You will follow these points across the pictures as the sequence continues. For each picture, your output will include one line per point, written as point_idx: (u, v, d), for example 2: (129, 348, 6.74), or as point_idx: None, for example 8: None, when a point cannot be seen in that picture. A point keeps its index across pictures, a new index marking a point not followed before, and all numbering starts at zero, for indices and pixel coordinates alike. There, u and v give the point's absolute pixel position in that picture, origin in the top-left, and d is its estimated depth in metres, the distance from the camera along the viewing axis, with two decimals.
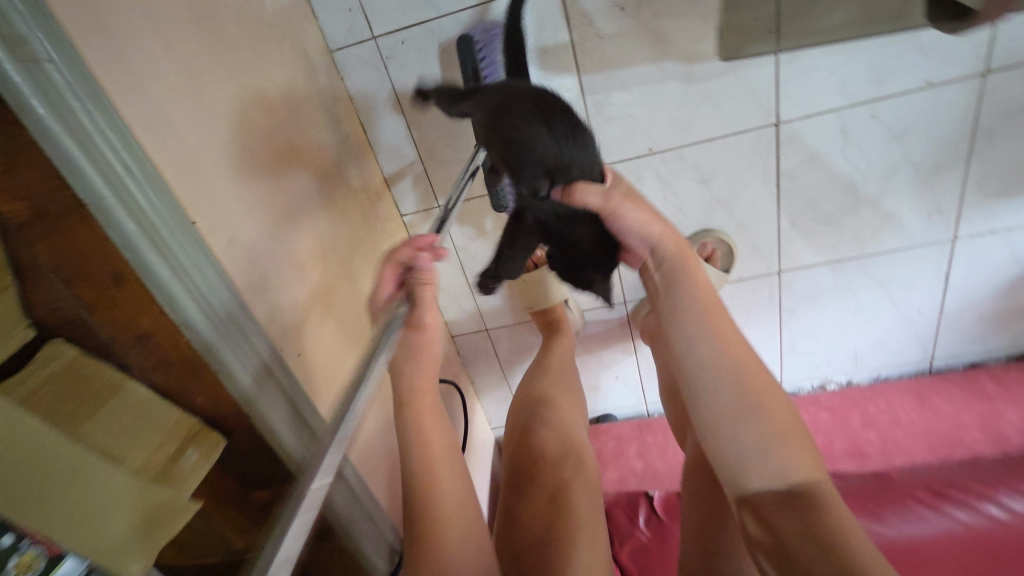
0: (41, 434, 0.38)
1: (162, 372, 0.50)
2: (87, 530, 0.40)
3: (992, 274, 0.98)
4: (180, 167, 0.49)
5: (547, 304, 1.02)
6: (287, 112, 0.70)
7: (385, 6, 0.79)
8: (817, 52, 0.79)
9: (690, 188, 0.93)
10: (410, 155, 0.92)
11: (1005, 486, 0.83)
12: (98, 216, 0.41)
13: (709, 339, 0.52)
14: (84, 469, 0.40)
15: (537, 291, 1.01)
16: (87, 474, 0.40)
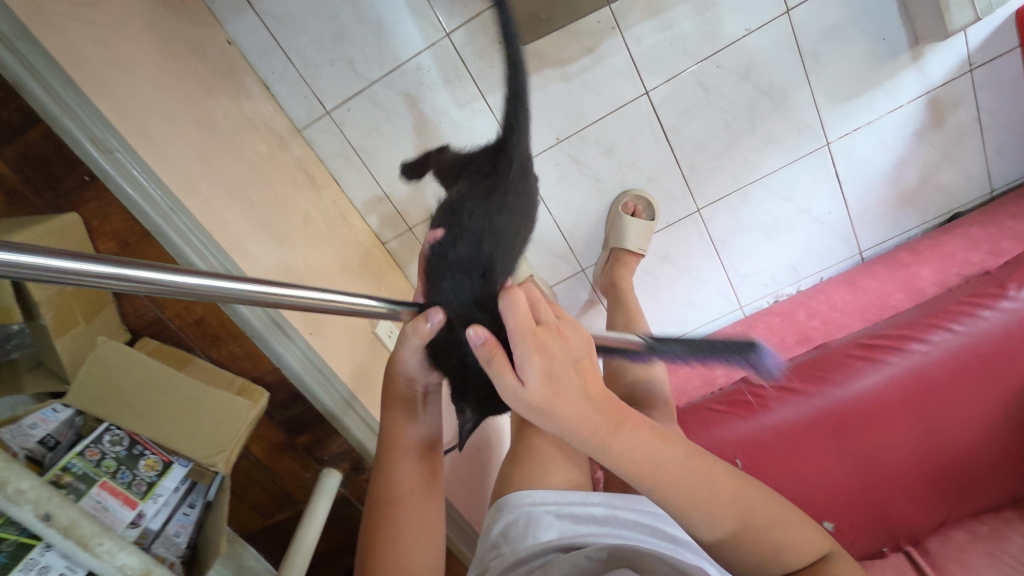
0: (142, 361, 0.58)
1: (218, 348, 0.70)
2: (183, 428, 0.59)
3: (873, 164, 1.16)
4: (201, 207, 0.74)
5: None
6: (273, 173, 0.96)
7: (331, 87, 1.07)
8: (654, 31, 1.03)
9: (600, 160, 1.15)
10: (376, 193, 1.17)
11: (920, 326, 0.99)
12: (159, 237, 0.65)
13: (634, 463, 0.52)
14: (176, 385, 0.59)
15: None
16: (178, 389, 0.59)
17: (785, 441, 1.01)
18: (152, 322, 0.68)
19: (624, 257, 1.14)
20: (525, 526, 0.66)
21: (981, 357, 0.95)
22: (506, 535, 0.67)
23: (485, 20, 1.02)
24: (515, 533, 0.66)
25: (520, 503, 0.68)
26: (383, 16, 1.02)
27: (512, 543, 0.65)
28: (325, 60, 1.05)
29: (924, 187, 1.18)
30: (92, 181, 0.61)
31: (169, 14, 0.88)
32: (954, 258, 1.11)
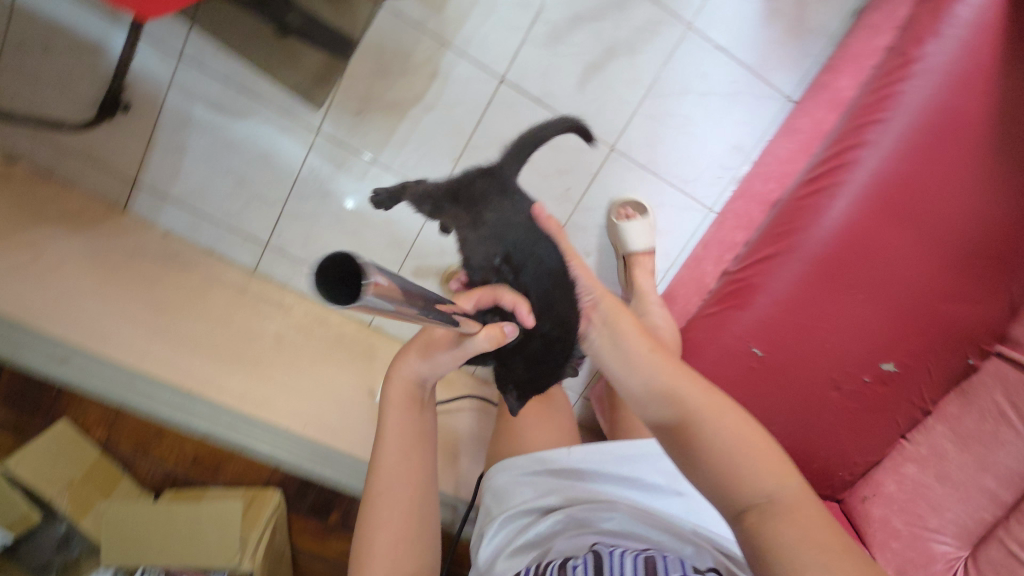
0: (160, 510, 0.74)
1: (223, 473, 0.81)
2: (209, 546, 0.73)
3: (744, 17, 1.14)
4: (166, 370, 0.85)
5: None
6: (235, 315, 1.09)
7: (258, 224, 1.22)
8: (476, 27, 1.10)
9: (500, 155, 1.21)
10: (339, 286, 1.28)
11: (855, 133, 0.91)
12: (134, 408, 0.76)
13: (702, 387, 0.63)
14: (193, 513, 0.74)
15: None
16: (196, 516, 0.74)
17: (789, 311, 0.97)
18: (164, 477, 0.80)
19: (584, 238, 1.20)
20: (506, 489, 0.81)
21: (930, 129, 0.87)
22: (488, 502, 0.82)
23: (339, 103, 1.13)
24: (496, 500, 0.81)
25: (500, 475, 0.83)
26: (263, 147, 1.16)
27: (497, 504, 0.80)
28: (242, 206, 1.20)
29: (808, 6, 1.14)
30: (62, 392, 0.75)
31: (103, 239, 1.06)
32: (866, 52, 1.05)
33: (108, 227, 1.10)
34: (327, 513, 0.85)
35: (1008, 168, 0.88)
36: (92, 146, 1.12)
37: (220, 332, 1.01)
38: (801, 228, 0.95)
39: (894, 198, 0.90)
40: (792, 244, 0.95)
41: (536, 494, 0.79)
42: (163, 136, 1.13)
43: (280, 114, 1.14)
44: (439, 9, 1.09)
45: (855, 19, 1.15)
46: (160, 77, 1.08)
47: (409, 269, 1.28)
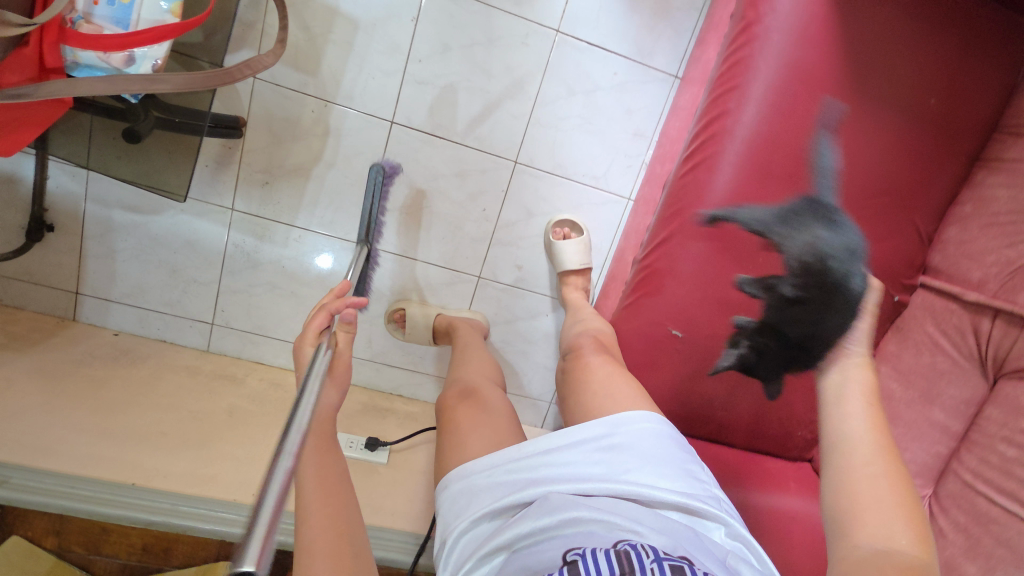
0: None
1: (173, 555, 0.85)
2: None
3: (609, 11, 1.16)
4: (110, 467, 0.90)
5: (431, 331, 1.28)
6: (186, 396, 1.13)
7: (200, 305, 1.27)
8: (355, 79, 1.15)
9: (410, 192, 1.24)
10: (290, 347, 1.32)
11: (720, 105, 0.92)
12: (74, 511, 0.82)
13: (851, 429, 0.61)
14: None
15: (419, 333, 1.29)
16: None
17: (699, 288, 0.96)
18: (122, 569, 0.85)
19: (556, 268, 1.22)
20: (462, 497, 0.70)
21: (786, 85, 0.88)
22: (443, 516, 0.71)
23: (246, 177, 1.19)
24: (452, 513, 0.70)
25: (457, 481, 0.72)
26: (187, 234, 1.22)
27: (453, 517, 0.69)
28: (181, 293, 1.26)
29: None
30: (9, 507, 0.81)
31: (52, 352, 1.13)
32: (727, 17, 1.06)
33: (57, 339, 1.17)
34: None
35: (869, 107, 0.89)
36: (30, 268, 1.20)
37: (170, 416, 1.06)
38: (692, 205, 0.95)
39: (771, 155, 0.91)
40: (688, 222, 0.96)
41: (496, 502, 0.67)
42: (92, 244, 1.20)
43: (194, 200, 1.20)
44: (316, 71, 1.14)
45: None
46: (76, 192, 1.16)
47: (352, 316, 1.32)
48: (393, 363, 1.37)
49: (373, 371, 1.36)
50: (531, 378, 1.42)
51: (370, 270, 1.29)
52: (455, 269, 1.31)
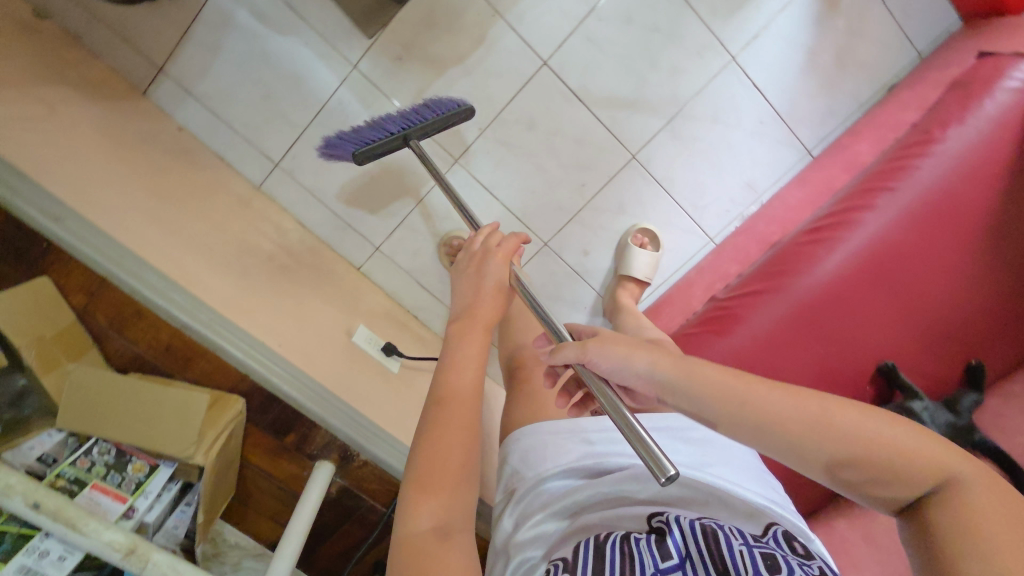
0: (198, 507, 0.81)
1: (191, 368, 0.80)
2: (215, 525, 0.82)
3: (787, 64, 1.17)
4: (155, 254, 0.85)
5: None
6: (233, 222, 1.09)
7: (273, 142, 1.21)
8: (533, 5, 1.12)
9: (525, 135, 1.23)
10: (339, 223, 1.28)
11: (864, 196, 0.97)
12: (115, 280, 0.75)
13: (790, 428, 0.53)
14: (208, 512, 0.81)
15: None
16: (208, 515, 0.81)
17: (769, 348, 0.97)
18: (133, 358, 0.79)
19: (625, 281, 1.29)
20: (541, 450, 0.85)
21: (929, 207, 0.94)
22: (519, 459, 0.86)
23: (383, 44, 1.14)
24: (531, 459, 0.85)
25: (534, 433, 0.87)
26: (298, 67, 1.15)
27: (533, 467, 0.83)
28: (261, 121, 1.19)
29: (847, 69, 1.18)
30: (50, 246, 0.72)
31: (118, 115, 1.05)
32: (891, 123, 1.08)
33: (125, 105, 1.09)
34: (285, 434, 0.85)
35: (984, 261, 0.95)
36: (123, 22, 1.10)
37: (216, 233, 1.01)
38: (794, 270, 0.99)
39: (885, 259, 0.96)
40: (784, 283, 0.99)
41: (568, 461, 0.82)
42: (200, 29, 1.11)
43: (321, 39, 1.13)
44: None
45: (886, 91, 1.20)
46: None
47: (411, 223, 1.30)
48: (426, 284, 1.35)
49: (404, 283, 1.34)
50: None
51: (451, 190, 1.27)
52: (527, 226, 1.31)
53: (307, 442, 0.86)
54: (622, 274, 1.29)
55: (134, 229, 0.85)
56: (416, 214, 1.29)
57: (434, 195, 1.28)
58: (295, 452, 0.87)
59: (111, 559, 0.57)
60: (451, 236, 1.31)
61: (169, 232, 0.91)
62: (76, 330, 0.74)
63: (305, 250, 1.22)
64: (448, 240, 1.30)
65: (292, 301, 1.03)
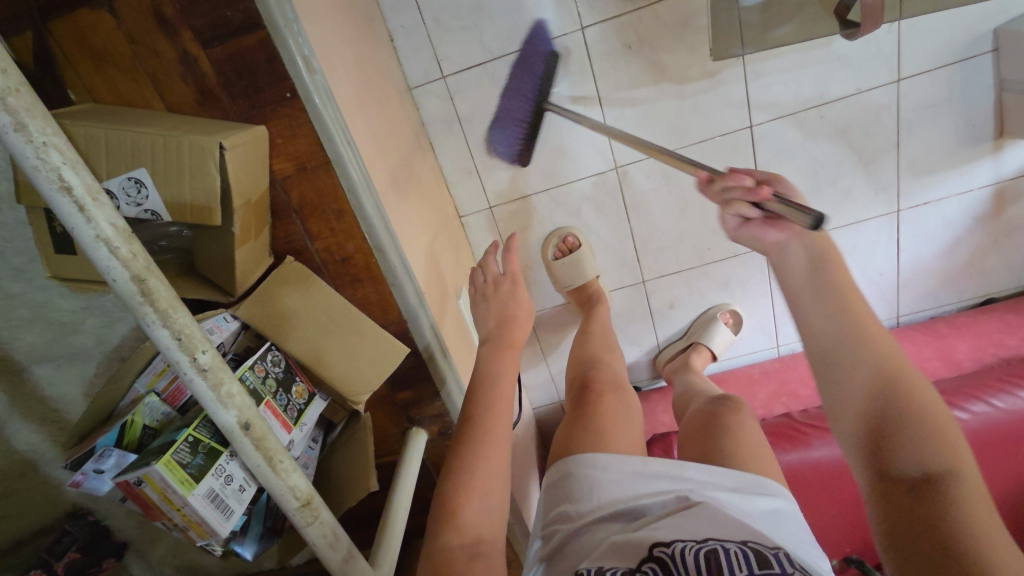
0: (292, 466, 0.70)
1: (355, 289, 0.70)
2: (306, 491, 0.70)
3: (932, 237, 1.24)
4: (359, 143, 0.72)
5: (581, 282, 1.23)
6: (395, 122, 0.95)
7: (454, 54, 1.07)
8: (774, 71, 1.08)
9: (689, 180, 1.19)
10: (468, 166, 1.18)
11: (963, 395, 1.05)
12: (337, 168, 0.63)
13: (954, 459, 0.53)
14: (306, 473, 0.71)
15: (576, 270, 1.21)
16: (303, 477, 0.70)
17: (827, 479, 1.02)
18: (299, 250, 0.67)
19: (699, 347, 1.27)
20: (586, 482, 0.80)
21: (1013, 431, 1.00)
22: (571, 492, 0.80)
23: (622, 24, 1.04)
24: (580, 493, 0.79)
25: (589, 466, 0.81)
26: None
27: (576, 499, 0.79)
28: (457, 26, 1.05)
29: (970, 268, 1.27)
30: (293, 99, 0.59)
31: None
32: (990, 338, 1.17)
33: None
34: (401, 390, 0.77)
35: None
36: None
37: (385, 131, 0.88)
38: None
39: None
40: None
41: (613, 494, 0.76)
42: None
43: None
44: None
45: (984, 302, 1.30)
46: None
47: (538, 203, 1.21)
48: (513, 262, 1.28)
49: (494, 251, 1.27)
50: None
51: (592, 193, 1.20)
52: (637, 260, 1.28)
53: (416, 406, 0.79)
54: (699, 341, 1.28)
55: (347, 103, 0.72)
56: (545, 196, 1.21)
57: (573, 188, 1.20)
58: (398, 410, 0.79)
59: (285, 505, 0.49)
60: (569, 231, 1.23)
61: (363, 116, 0.78)
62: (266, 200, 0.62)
63: (431, 178, 1.10)
64: (563, 233, 1.23)
65: (424, 238, 0.93)
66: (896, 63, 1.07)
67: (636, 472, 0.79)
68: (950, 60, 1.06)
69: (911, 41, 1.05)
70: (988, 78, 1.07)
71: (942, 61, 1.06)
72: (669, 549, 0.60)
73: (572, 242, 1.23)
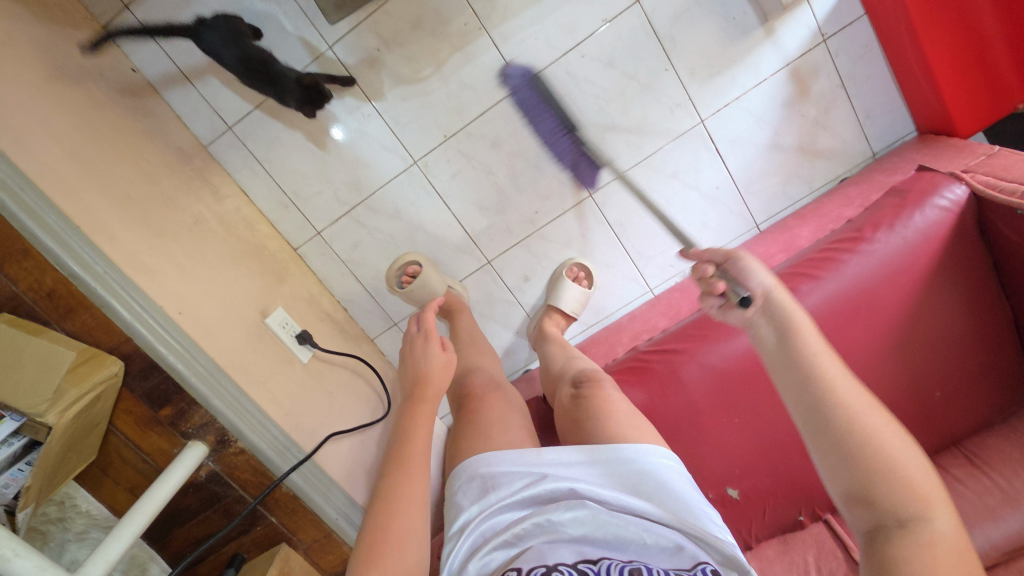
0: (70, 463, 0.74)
1: (71, 319, 0.75)
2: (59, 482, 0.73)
3: (750, 136, 1.20)
4: (64, 191, 0.79)
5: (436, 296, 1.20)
6: (165, 175, 1.03)
7: (230, 104, 1.17)
8: (519, 29, 1.12)
9: (486, 151, 1.22)
10: (283, 200, 1.25)
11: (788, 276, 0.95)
12: (7, 212, 0.71)
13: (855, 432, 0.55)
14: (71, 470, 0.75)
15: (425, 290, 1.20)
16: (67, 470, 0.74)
17: (687, 416, 1.02)
18: (7, 297, 0.73)
19: (552, 313, 1.24)
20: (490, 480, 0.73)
21: (843, 301, 0.92)
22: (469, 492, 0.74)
23: (362, 33, 1.12)
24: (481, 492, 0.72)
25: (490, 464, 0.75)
26: (272, 35, 1.12)
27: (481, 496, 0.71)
28: (222, 81, 1.15)
29: (807, 155, 1.22)
30: None
31: (64, 42, 0.98)
32: (832, 216, 1.10)
33: (76, 35, 1.03)
34: (160, 405, 0.80)
35: (909, 360, 0.93)
36: None
37: (140, 181, 0.96)
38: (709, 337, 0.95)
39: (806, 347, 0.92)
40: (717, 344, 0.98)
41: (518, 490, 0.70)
42: None
43: (301, 10, 1.10)
44: None
45: (838, 185, 1.24)
46: None
47: (358, 216, 1.26)
48: (361, 278, 1.32)
49: (337, 272, 1.31)
50: None
51: (404, 190, 1.24)
52: (474, 242, 1.29)
53: (183, 419, 0.81)
54: (550, 304, 1.27)
55: (46, 161, 0.79)
56: (364, 208, 1.26)
57: (387, 191, 1.24)
58: (167, 427, 0.82)
59: None
60: (408, 258, 1.22)
61: (89, 170, 0.86)
62: None
63: (239, 218, 1.17)
64: (403, 261, 1.22)
65: (209, 265, 0.99)
66: None
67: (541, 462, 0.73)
68: None
69: None
70: None
71: None
72: (595, 566, 0.58)
73: (414, 269, 1.22)
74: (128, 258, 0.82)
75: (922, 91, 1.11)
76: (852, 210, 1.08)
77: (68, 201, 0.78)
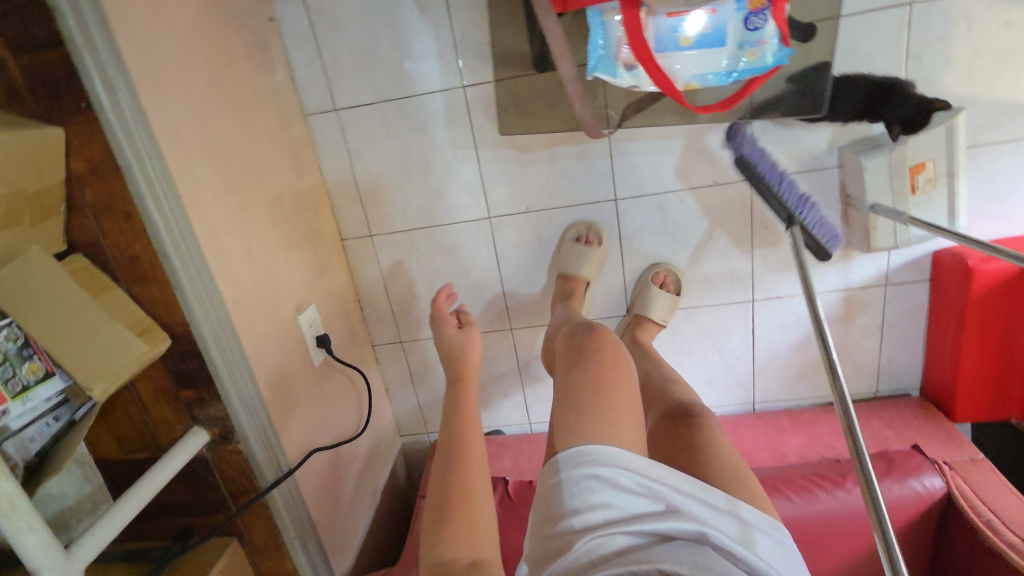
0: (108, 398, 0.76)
1: (141, 286, 0.76)
2: None
3: (786, 331, 1.28)
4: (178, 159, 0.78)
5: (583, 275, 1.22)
6: (264, 144, 1.03)
7: (347, 89, 1.16)
8: (638, 152, 1.16)
9: (556, 238, 1.26)
10: (352, 192, 1.26)
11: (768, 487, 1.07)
12: (125, 174, 0.70)
13: None
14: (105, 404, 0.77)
15: (579, 262, 1.20)
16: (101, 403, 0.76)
17: None
18: (90, 243, 0.74)
19: None
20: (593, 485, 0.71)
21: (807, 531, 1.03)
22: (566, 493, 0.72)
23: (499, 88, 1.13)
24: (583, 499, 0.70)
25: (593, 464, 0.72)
26: (415, 50, 1.12)
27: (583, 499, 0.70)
28: (349, 67, 1.14)
29: (824, 367, 1.31)
30: (87, 109, 0.67)
31: None
32: (821, 438, 1.20)
33: None
34: (184, 387, 0.82)
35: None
36: None
37: (241, 149, 0.95)
38: None
39: None
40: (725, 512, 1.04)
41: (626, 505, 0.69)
42: None
43: (455, 43, 1.10)
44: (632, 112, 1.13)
45: (834, 402, 1.35)
46: None
47: (415, 238, 1.29)
48: (389, 289, 1.35)
49: (371, 275, 1.33)
50: (439, 406, 1.47)
51: (466, 235, 1.27)
52: (506, 306, 1.34)
53: (200, 405, 0.84)
54: None
55: (173, 120, 0.78)
56: (424, 234, 1.28)
57: (452, 230, 1.27)
58: (181, 406, 0.84)
59: None
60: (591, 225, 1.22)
61: (205, 132, 0.86)
62: (57, 195, 0.68)
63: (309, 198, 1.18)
64: (585, 226, 1.23)
65: (270, 251, 1.00)
66: (750, 162, 1.14)
67: (651, 482, 0.71)
68: (802, 168, 1.14)
69: (763, 147, 1.13)
70: (837, 193, 1.15)
71: (791, 167, 1.13)
72: None
73: (592, 237, 1.23)
74: (210, 237, 0.82)
75: (942, 368, 1.21)
76: (840, 443, 1.18)
77: (179, 170, 0.78)
